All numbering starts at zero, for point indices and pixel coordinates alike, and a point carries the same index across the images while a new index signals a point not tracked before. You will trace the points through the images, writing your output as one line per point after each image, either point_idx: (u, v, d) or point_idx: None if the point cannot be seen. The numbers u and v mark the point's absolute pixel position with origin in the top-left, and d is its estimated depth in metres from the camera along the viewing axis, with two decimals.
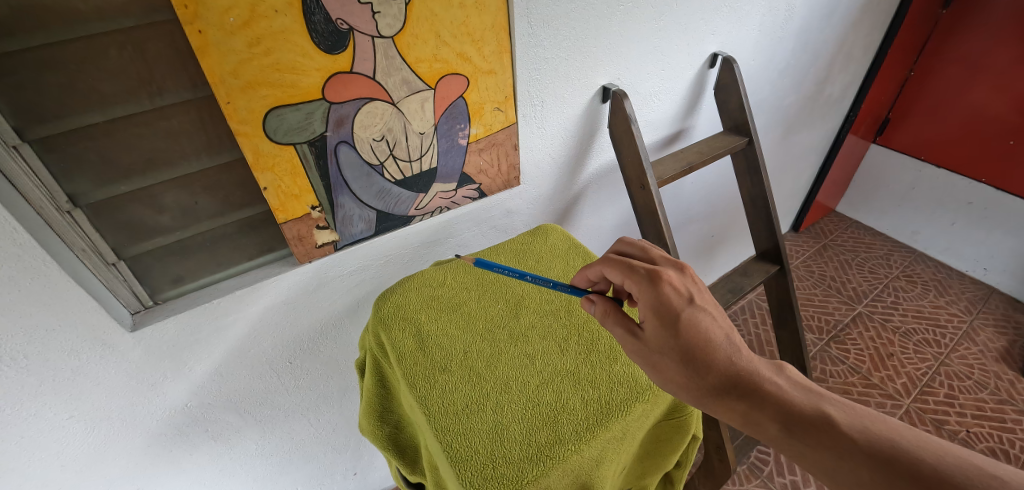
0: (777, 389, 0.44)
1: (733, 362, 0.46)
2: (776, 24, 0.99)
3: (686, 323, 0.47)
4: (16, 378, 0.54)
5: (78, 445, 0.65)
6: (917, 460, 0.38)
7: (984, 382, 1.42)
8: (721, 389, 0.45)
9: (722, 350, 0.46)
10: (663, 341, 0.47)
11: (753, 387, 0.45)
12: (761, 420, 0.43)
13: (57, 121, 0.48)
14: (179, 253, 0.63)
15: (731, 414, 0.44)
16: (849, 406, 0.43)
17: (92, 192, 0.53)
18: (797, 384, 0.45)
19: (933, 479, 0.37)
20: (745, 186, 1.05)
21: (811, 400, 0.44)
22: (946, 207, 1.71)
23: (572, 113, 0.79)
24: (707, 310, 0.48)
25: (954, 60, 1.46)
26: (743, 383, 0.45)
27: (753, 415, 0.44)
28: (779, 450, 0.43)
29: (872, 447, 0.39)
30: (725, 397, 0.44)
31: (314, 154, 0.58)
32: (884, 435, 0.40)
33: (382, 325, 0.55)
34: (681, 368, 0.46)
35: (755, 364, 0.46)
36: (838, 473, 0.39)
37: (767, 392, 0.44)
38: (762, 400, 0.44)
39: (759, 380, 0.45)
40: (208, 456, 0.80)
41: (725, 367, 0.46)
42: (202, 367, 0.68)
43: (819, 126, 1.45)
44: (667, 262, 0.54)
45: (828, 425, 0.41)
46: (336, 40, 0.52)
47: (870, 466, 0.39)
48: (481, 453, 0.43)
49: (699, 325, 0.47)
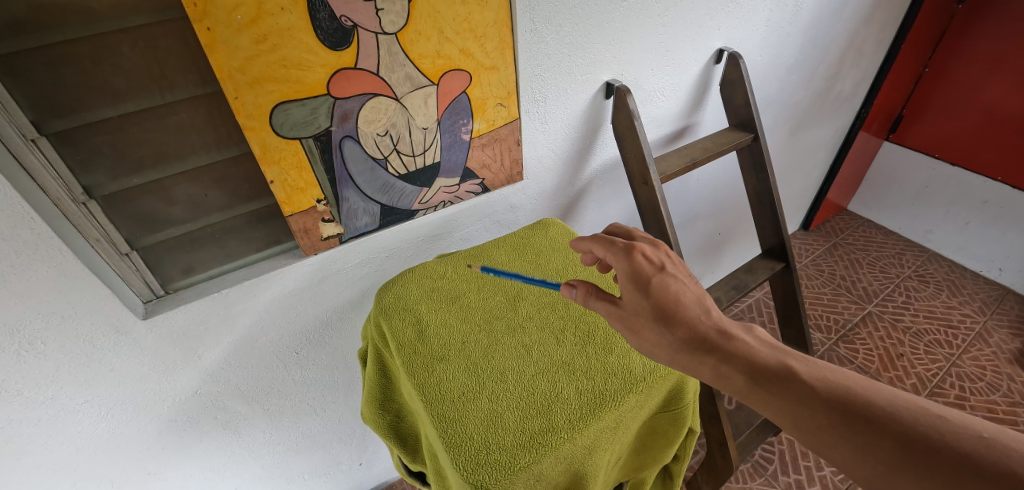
0: (744, 344, 0.46)
1: (704, 322, 0.47)
2: (783, 20, 0.98)
3: (657, 286, 0.49)
4: (34, 363, 0.56)
5: (94, 429, 0.67)
6: (870, 404, 0.39)
7: (996, 383, 1.39)
8: (693, 346, 0.46)
9: (694, 310, 0.48)
10: (639, 304, 0.49)
11: (722, 343, 0.46)
12: (730, 372, 0.44)
13: (73, 115, 0.50)
14: (190, 244, 0.65)
15: (703, 369, 0.45)
16: (810, 360, 0.44)
17: (106, 184, 0.55)
18: (764, 341, 0.47)
19: (884, 420, 0.38)
20: (751, 183, 1.05)
21: (776, 355, 0.45)
22: (961, 206, 1.68)
23: (576, 109, 0.79)
24: (680, 278, 0.50)
25: (970, 56, 1.43)
26: (711, 339, 0.46)
27: (722, 368, 0.45)
28: (747, 404, 0.44)
29: (828, 394, 0.40)
30: (696, 352, 0.45)
31: (319, 149, 0.59)
32: (841, 383, 0.41)
33: (383, 314, 0.57)
34: (655, 328, 0.47)
35: (724, 321, 0.47)
36: (799, 418, 0.40)
37: (736, 347, 0.45)
38: (730, 353, 0.45)
39: (727, 338, 0.46)
40: (218, 443, 0.83)
41: (696, 325, 0.47)
42: (211, 355, 0.70)
43: (830, 123, 1.43)
44: (642, 238, 0.56)
45: (791, 376, 0.42)
46: (340, 37, 0.53)
47: (827, 409, 0.40)
48: (475, 438, 0.44)
49: (672, 290, 0.49)
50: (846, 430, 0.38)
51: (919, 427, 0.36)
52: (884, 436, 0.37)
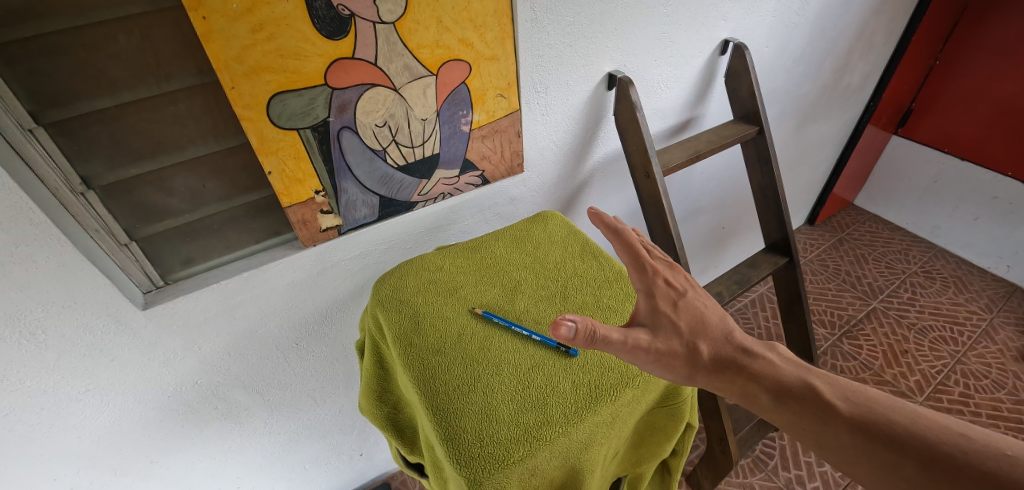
0: (767, 364, 0.48)
1: (727, 345, 0.50)
2: (791, 10, 0.96)
3: (682, 306, 0.51)
4: (35, 352, 0.57)
5: (96, 418, 0.68)
6: (893, 424, 0.41)
7: (1002, 381, 1.38)
8: (719, 368, 0.48)
9: (716, 330, 0.51)
10: (665, 324, 0.49)
11: (747, 364, 0.48)
12: (756, 391, 0.46)
13: (70, 105, 0.50)
14: (189, 235, 0.65)
15: (731, 388, 0.48)
16: (833, 378, 0.46)
17: (104, 174, 0.55)
18: (787, 359, 0.48)
19: (907, 439, 0.39)
20: (755, 176, 1.03)
21: (800, 374, 0.47)
22: (970, 202, 1.65)
23: (577, 100, 0.78)
24: (697, 300, 0.52)
25: (982, 49, 1.40)
26: (736, 359, 0.49)
27: (749, 387, 0.47)
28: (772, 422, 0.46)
29: (850, 413, 0.42)
30: (723, 372, 0.48)
31: (317, 139, 0.59)
32: (865, 401, 0.43)
33: (380, 306, 0.56)
34: (684, 349, 0.48)
35: (747, 341, 0.50)
36: (823, 436, 0.43)
37: (760, 368, 0.47)
38: (756, 374, 0.47)
39: (751, 359, 0.48)
40: (219, 433, 0.83)
41: (719, 347, 0.50)
42: (211, 345, 0.70)
43: (837, 116, 1.41)
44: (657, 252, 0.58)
45: (814, 396, 0.44)
46: (337, 26, 0.52)
47: (849, 428, 0.42)
48: (470, 431, 0.44)
49: (693, 313, 0.51)
50: (869, 449, 0.40)
51: (941, 446, 0.38)
52: (906, 455, 0.39)
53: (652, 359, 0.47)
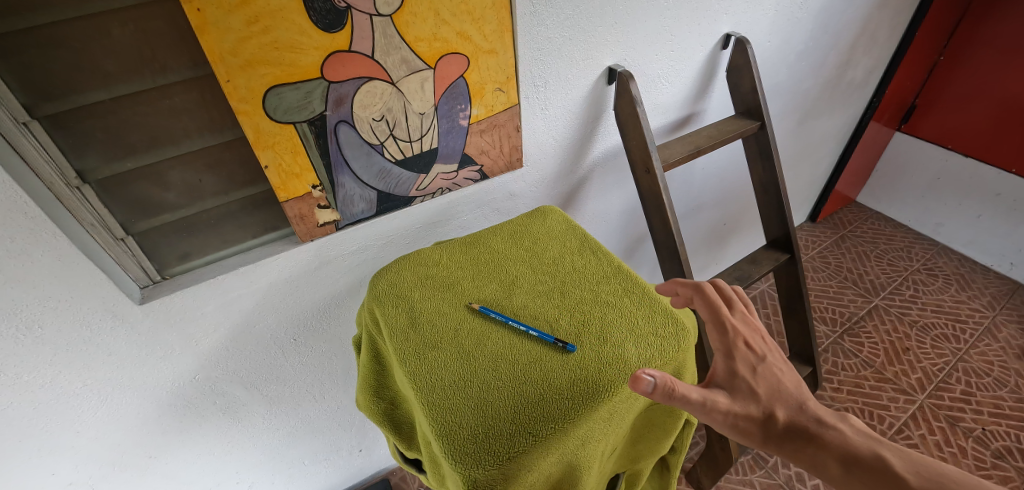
0: (839, 435, 0.44)
1: (798, 410, 0.46)
2: (794, 3, 0.95)
3: (762, 371, 0.48)
4: (31, 347, 0.57)
5: (94, 412, 0.68)
6: None
7: (1004, 379, 1.37)
8: (789, 436, 0.44)
9: (791, 396, 0.47)
10: (742, 387, 0.47)
11: (816, 433, 0.44)
12: (825, 461, 0.43)
13: (64, 98, 0.49)
14: (185, 230, 0.65)
15: (801, 458, 0.44)
16: (910, 454, 0.42)
17: (99, 168, 0.55)
18: (858, 429, 0.45)
19: None
20: (757, 172, 1.02)
21: (873, 446, 0.43)
22: (973, 199, 1.64)
23: (577, 95, 0.78)
24: (776, 365, 0.49)
25: (987, 44, 1.39)
26: (809, 427, 0.45)
27: (818, 457, 0.43)
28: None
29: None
30: (795, 441, 0.44)
31: (314, 133, 0.59)
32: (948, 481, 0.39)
33: (376, 301, 0.56)
34: (757, 414, 0.46)
35: (820, 410, 0.46)
36: None
37: (829, 437, 0.44)
38: (825, 444, 0.43)
39: (822, 428, 0.45)
40: (217, 428, 0.83)
41: (792, 413, 0.46)
42: (208, 340, 0.70)
43: (840, 112, 1.40)
44: (743, 307, 0.55)
45: (891, 471, 0.41)
46: (334, 18, 0.52)
47: None
48: (466, 427, 0.43)
49: (769, 376, 0.48)
50: None
51: None
52: None
53: (725, 424, 0.45)
